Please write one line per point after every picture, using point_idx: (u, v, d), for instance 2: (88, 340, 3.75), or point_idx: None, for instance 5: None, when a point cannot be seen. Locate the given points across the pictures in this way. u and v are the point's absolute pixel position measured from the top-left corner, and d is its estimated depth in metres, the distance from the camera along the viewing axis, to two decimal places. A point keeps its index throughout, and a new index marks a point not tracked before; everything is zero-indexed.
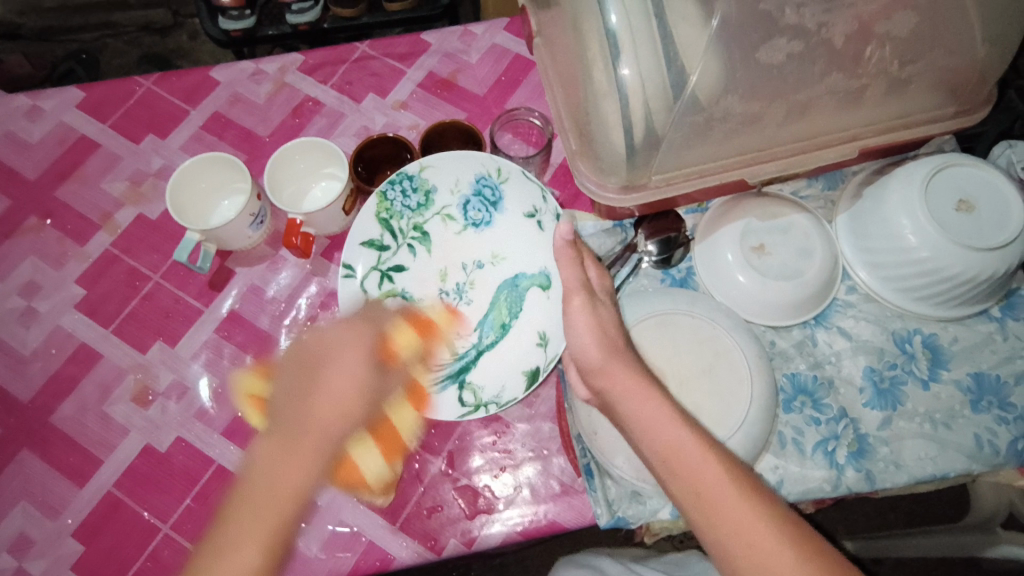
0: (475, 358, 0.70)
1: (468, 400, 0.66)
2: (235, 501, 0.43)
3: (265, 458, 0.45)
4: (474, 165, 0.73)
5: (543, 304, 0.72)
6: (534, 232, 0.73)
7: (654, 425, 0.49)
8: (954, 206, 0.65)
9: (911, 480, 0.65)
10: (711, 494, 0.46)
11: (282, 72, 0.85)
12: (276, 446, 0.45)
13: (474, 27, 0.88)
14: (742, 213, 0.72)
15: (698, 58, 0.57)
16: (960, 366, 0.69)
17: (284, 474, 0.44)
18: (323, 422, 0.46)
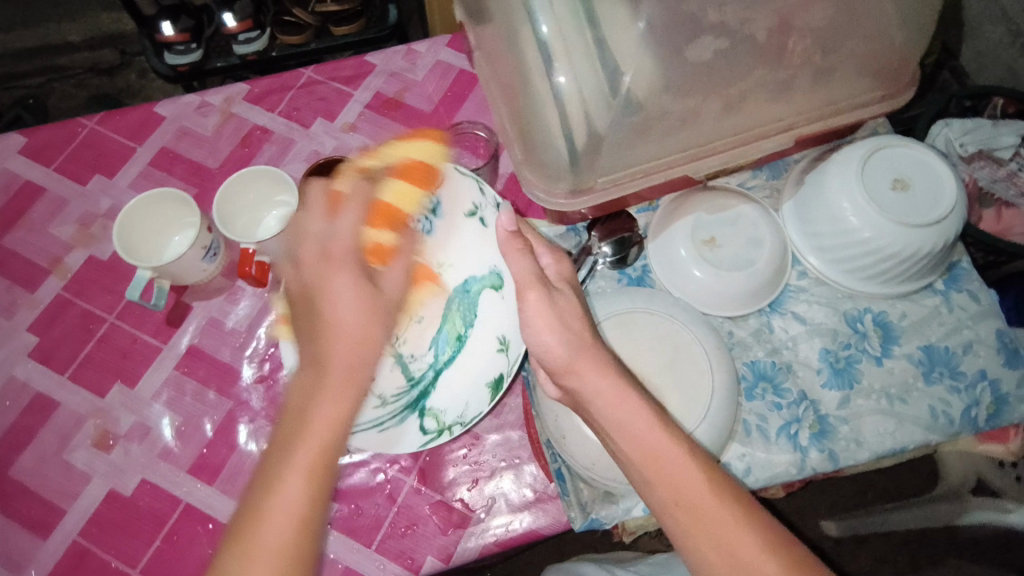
0: (432, 381, 0.67)
1: (431, 426, 0.64)
2: (289, 428, 0.47)
3: (265, 482, 0.45)
4: (407, 172, 0.71)
5: (498, 305, 0.70)
6: (479, 231, 0.71)
7: (637, 434, 0.49)
8: (890, 186, 0.67)
9: (873, 455, 0.66)
10: (691, 504, 0.47)
11: (228, 102, 0.85)
12: (307, 378, 0.49)
13: (417, 45, 0.89)
14: (691, 208, 0.73)
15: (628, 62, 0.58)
16: (910, 341, 0.71)
17: (299, 462, 0.45)
18: (346, 314, 0.52)
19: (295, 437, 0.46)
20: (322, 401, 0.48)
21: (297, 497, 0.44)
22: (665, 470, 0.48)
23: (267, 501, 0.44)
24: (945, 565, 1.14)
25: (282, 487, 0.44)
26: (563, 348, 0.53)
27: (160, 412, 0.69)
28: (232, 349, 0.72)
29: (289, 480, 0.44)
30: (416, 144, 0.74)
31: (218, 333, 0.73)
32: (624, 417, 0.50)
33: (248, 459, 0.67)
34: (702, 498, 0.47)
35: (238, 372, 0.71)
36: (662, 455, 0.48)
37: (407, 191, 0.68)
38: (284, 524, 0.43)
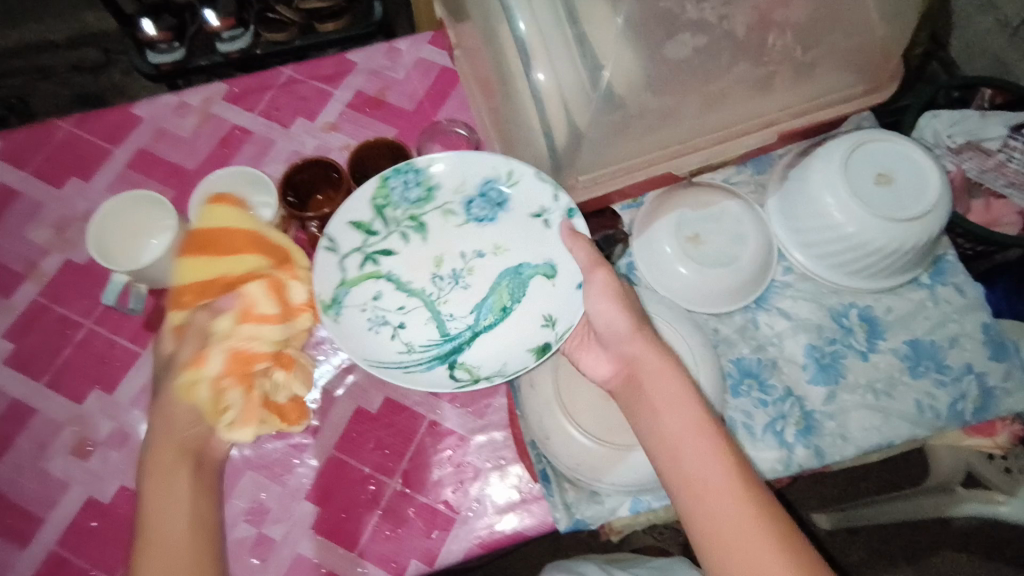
0: (468, 340, 0.67)
1: (463, 376, 0.65)
2: (148, 535, 0.51)
3: (155, 495, 0.53)
4: (486, 167, 0.70)
5: (549, 291, 0.68)
6: (540, 234, 0.68)
7: (670, 411, 0.50)
8: (873, 180, 0.68)
9: (859, 451, 0.66)
10: (699, 480, 0.47)
11: (207, 102, 0.84)
12: (161, 485, 0.53)
13: (398, 43, 0.88)
14: (676, 204, 0.73)
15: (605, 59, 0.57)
16: (896, 335, 0.70)
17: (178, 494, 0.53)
18: (186, 411, 0.58)
19: (175, 473, 0.54)
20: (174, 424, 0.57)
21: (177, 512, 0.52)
22: (680, 445, 0.48)
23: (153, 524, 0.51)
24: (938, 555, 1.14)
25: (166, 512, 0.52)
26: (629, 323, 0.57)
27: (139, 418, 0.68)
28: None
29: (174, 494, 0.53)
30: (224, 204, 0.64)
31: None
32: (669, 397, 0.51)
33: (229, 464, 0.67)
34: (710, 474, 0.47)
35: None
36: (680, 435, 0.49)
37: (201, 261, 0.61)
38: (184, 534, 0.51)
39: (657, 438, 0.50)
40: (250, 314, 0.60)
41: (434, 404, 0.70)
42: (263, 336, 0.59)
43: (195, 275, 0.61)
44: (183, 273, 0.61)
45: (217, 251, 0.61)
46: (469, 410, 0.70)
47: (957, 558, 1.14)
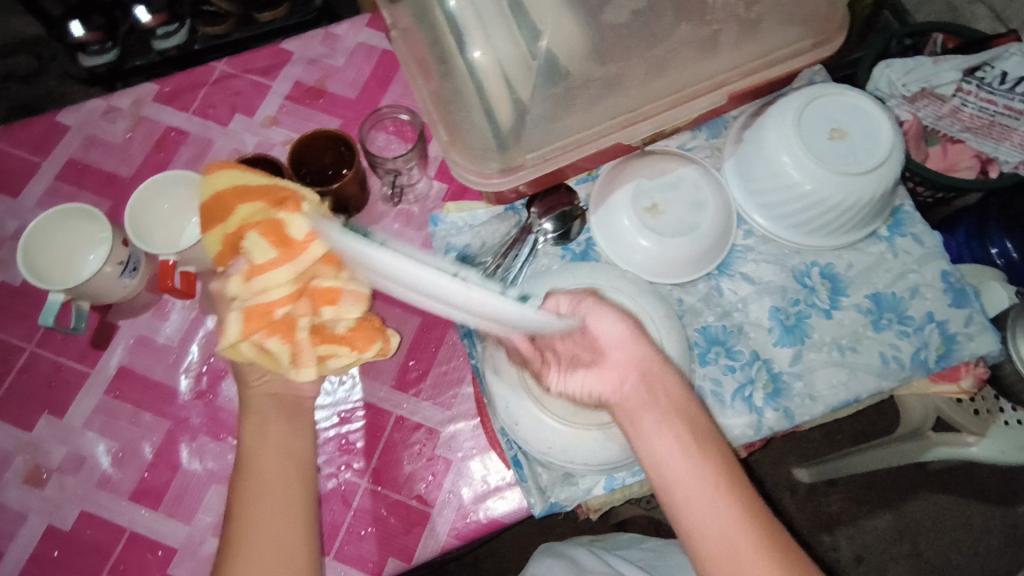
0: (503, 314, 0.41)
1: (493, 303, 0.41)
2: (247, 480, 0.51)
3: (246, 457, 0.51)
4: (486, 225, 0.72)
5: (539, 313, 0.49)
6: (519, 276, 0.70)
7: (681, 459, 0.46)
8: (826, 135, 0.67)
9: (828, 409, 0.66)
10: (711, 524, 0.44)
11: (137, 105, 0.80)
12: (258, 436, 0.53)
13: (335, 28, 0.84)
14: (631, 174, 0.71)
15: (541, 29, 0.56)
16: (859, 291, 0.70)
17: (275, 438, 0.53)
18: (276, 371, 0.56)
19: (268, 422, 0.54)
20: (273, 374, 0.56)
21: (275, 455, 0.52)
22: (691, 490, 0.45)
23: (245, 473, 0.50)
24: (916, 499, 1.17)
25: (260, 475, 0.50)
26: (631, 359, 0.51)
27: (94, 440, 0.66)
28: (165, 365, 0.68)
29: (270, 434, 0.53)
30: (220, 169, 0.57)
31: (149, 350, 0.69)
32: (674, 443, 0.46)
33: (193, 479, 0.64)
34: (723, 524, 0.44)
35: (174, 390, 0.67)
36: (691, 485, 0.45)
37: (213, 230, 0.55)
38: (282, 466, 0.51)
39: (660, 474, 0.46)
40: (259, 265, 0.50)
41: (401, 398, 0.69)
42: (286, 275, 0.50)
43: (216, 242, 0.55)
44: (210, 241, 0.56)
45: (227, 214, 0.55)
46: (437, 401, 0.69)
47: (935, 500, 1.16)
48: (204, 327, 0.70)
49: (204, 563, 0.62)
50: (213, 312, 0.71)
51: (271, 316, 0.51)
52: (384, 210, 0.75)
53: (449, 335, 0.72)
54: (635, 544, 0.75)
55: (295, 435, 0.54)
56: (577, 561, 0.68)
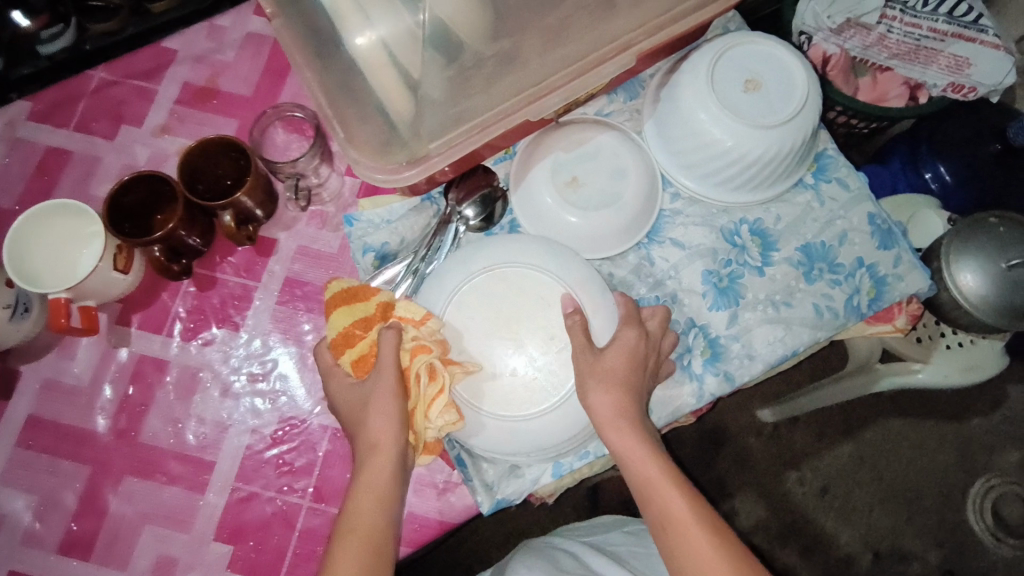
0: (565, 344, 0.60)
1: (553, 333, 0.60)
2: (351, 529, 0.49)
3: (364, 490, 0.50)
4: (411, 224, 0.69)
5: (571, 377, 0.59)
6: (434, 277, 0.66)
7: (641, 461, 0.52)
8: (741, 88, 0.64)
9: (767, 367, 0.65)
10: (679, 531, 0.50)
11: (11, 126, 0.73)
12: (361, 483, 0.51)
13: (220, 20, 0.78)
14: (548, 148, 0.68)
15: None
16: (788, 244, 0.69)
17: (382, 465, 0.51)
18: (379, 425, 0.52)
19: (375, 448, 0.51)
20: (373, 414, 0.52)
21: (387, 496, 0.51)
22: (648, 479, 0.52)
23: (351, 519, 0.50)
24: (875, 426, 1.20)
25: (369, 509, 0.50)
26: (604, 400, 0.54)
27: (11, 495, 0.62)
28: (79, 407, 0.64)
29: (374, 483, 0.51)
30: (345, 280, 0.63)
31: (58, 392, 0.65)
32: (630, 451, 0.53)
33: (123, 521, 0.62)
34: (692, 532, 0.50)
35: (91, 431, 0.64)
36: (683, 513, 0.50)
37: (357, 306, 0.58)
38: (380, 511, 0.50)
39: (639, 483, 0.52)
40: (415, 321, 0.57)
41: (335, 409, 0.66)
42: (436, 328, 0.58)
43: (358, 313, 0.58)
44: (338, 324, 0.58)
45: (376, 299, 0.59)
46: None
47: (893, 426, 1.20)
48: (115, 361, 0.66)
49: None
50: (124, 343, 0.67)
51: (417, 363, 0.54)
52: (294, 213, 0.71)
53: None
54: (618, 527, 0.76)
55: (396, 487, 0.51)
56: (554, 556, 0.66)
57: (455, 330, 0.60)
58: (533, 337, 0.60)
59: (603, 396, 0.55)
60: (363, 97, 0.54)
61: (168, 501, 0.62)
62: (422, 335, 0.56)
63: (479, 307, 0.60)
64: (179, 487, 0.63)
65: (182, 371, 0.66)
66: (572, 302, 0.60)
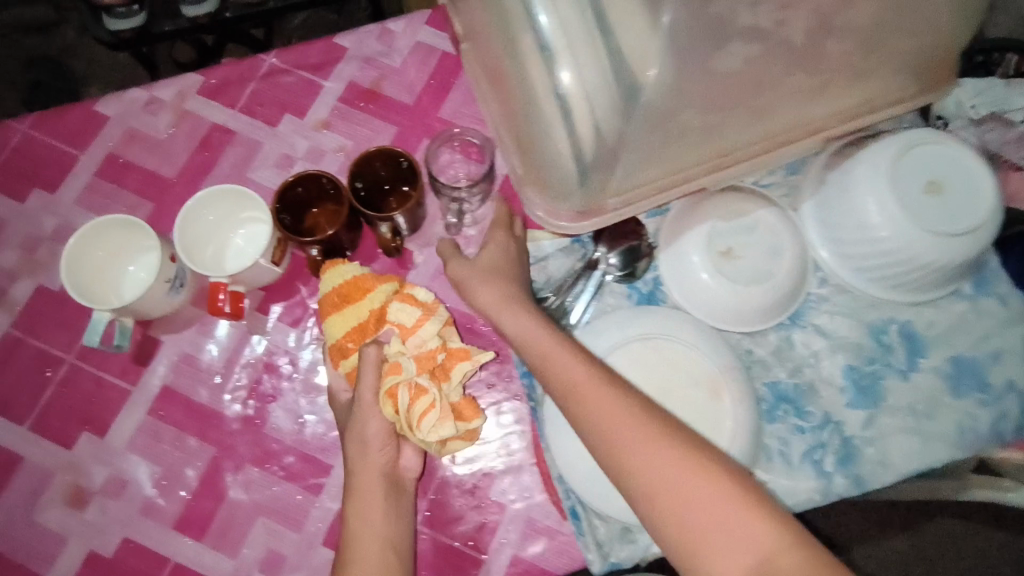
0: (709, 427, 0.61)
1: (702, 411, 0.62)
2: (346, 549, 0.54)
3: (358, 491, 0.56)
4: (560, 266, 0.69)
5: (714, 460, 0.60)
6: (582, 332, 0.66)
7: (644, 458, 0.44)
8: (922, 189, 0.62)
9: (899, 477, 0.63)
10: (666, 473, 0.43)
11: (181, 97, 0.74)
12: (358, 502, 0.56)
13: (392, 24, 0.78)
14: (706, 213, 0.67)
15: (652, 53, 0.48)
16: (937, 353, 0.67)
17: (372, 471, 0.57)
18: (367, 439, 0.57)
19: (365, 455, 0.57)
20: (356, 428, 0.58)
21: (376, 509, 0.56)
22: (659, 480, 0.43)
23: (352, 519, 0.55)
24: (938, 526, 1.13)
25: (369, 516, 0.55)
26: (585, 412, 0.48)
27: (136, 463, 0.64)
28: (210, 388, 0.66)
29: (363, 504, 0.56)
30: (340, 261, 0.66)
31: (193, 370, 0.66)
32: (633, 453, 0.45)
33: (237, 509, 0.63)
34: (695, 504, 0.42)
35: (219, 414, 0.65)
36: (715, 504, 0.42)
37: (346, 312, 0.61)
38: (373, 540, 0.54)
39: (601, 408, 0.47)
40: (406, 330, 0.60)
41: None
42: (426, 337, 0.60)
43: (348, 322, 0.61)
44: (333, 331, 0.62)
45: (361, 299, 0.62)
46: (481, 434, 0.66)
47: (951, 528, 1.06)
48: (251, 349, 0.67)
49: None
50: (259, 331, 0.67)
51: (392, 384, 0.57)
52: (439, 232, 0.72)
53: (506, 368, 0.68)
54: None
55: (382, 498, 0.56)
56: None
57: None
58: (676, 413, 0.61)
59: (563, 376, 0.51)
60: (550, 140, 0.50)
61: (282, 498, 0.63)
62: (407, 351, 0.60)
63: (630, 373, 0.62)
64: (294, 485, 0.63)
65: (310, 370, 0.67)
66: (718, 387, 0.62)
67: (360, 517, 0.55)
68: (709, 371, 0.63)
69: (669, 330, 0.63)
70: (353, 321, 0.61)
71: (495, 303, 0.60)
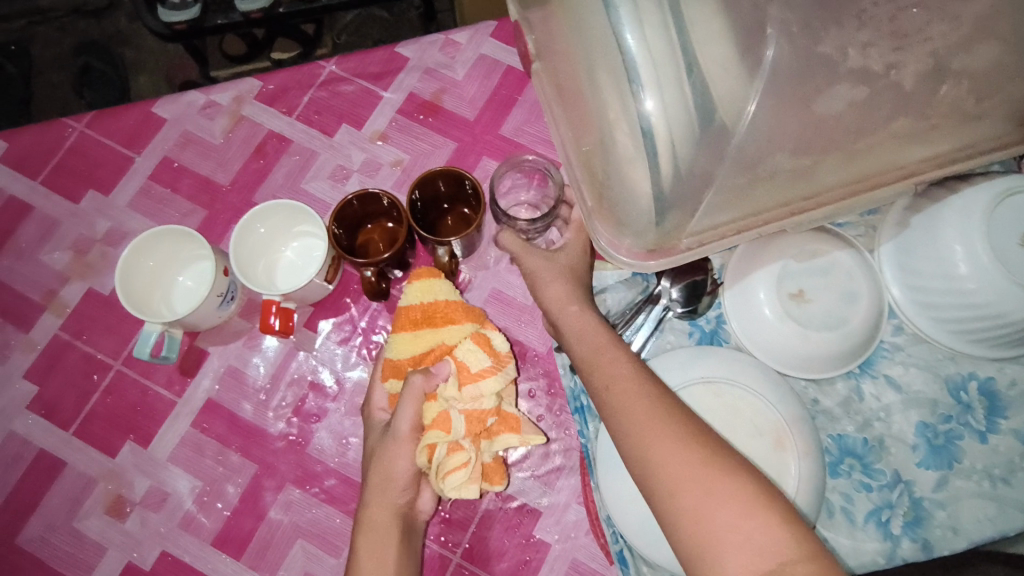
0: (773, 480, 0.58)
1: (766, 463, 0.58)
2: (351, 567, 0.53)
3: (370, 527, 0.54)
4: (624, 298, 0.67)
5: None
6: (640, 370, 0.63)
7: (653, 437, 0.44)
8: (1020, 241, 0.58)
9: (970, 545, 0.60)
10: (675, 463, 0.43)
11: (238, 102, 0.73)
12: (369, 533, 0.54)
13: (456, 35, 0.75)
14: (778, 253, 0.63)
15: (749, 90, 0.45)
16: (1019, 415, 0.62)
17: (389, 501, 0.55)
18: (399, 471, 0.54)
19: (388, 482, 0.55)
20: (388, 460, 0.55)
21: (389, 549, 0.53)
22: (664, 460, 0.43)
23: (359, 556, 0.53)
24: None
25: (381, 560, 0.52)
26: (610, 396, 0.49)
27: (177, 475, 0.63)
28: (255, 404, 0.64)
29: (375, 542, 0.53)
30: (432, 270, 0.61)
31: (239, 384, 0.65)
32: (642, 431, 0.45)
33: (278, 530, 0.61)
34: (714, 486, 0.41)
35: (262, 431, 0.64)
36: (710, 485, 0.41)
37: (418, 336, 0.57)
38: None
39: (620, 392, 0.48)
40: (467, 376, 0.56)
41: None
42: (484, 393, 0.55)
43: (416, 345, 0.58)
44: (398, 345, 0.58)
45: (436, 327, 0.58)
46: (528, 469, 0.64)
47: None
48: (298, 366, 0.65)
49: None
50: (307, 348, 0.66)
51: (432, 437, 0.53)
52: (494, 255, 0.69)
53: (558, 401, 0.66)
54: None
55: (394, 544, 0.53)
56: None
57: None
58: None
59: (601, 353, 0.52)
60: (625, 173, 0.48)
61: (323, 522, 0.62)
62: (458, 401, 0.55)
63: None
64: (335, 509, 0.62)
65: (355, 391, 0.65)
66: (784, 438, 0.59)
67: (368, 550, 0.53)
68: (773, 421, 0.59)
69: (732, 377, 0.60)
70: (420, 349, 0.57)
71: (553, 294, 0.59)
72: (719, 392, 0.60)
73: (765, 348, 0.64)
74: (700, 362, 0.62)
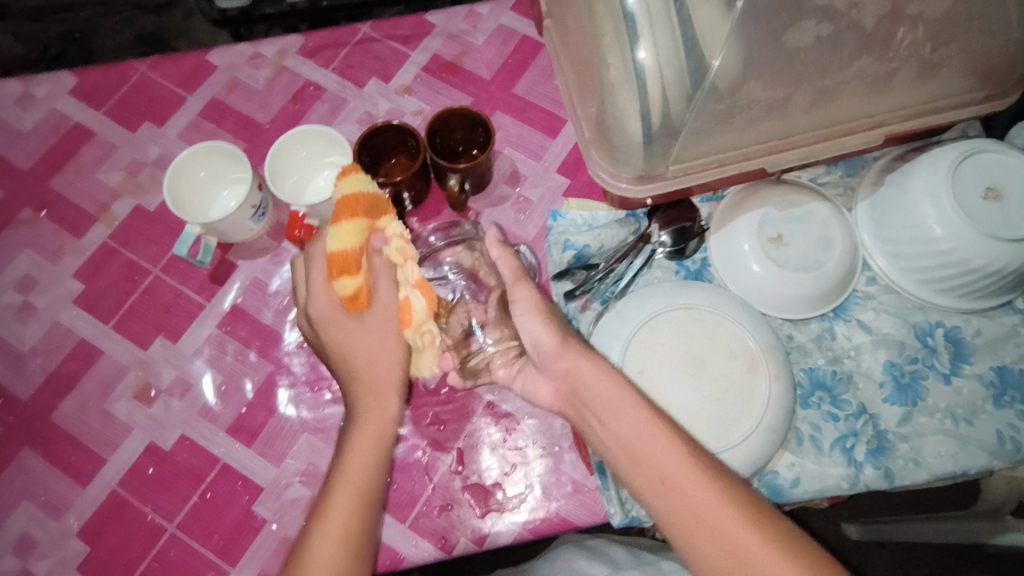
0: (744, 404, 0.61)
1: (741, 386, 0.62)
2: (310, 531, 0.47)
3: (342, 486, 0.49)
4: (619, 236, 0.73)
5: (743, 432, 0.60)
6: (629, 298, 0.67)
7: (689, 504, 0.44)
8: (981, 195, 0.61)
9: (931, 477, 0.63)
10: (726, 538, 0.42)
11: (281, 55, 0.82)
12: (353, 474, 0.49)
13: (479, 7, 0.84)
14: (760, 201, 0.68)
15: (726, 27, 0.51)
16: (983, 360, 0.67)
17: (367, 439, 0.51)
18: (376, 369, 0.53)
19: (378, 395, 0.52)
20: (356, 340, 0.54)
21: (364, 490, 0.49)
22: (707, 521, 0.43)
23: (344, 460, 0.50)
24: None
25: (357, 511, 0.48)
26: (640, 449, 0.47)
27: (201, 368, 0.69)
28: (275, 311, 0.71)
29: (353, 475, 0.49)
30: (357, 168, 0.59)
31: (261, 294, 0.72)
32: (678, 498, 0.44)
33: (286, 424, 0.67)
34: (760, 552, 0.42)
35: (279, 336, 0.70)
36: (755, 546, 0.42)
37: (345, 227, 0.55)
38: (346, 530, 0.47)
39: (699, 526, 0.43)
40: (404, 253, 0.56)
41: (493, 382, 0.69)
42: (421, 319, 0.54)
43: (343, 240, 0.55)
44: (338, 236, 0.55)
45: (362, 216, 0.56)
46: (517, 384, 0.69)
47: None
48: None
49: (287, 506, 0.65)
50: None
51: (415, 311, 0.54)
52: (502, 196, 0.77)
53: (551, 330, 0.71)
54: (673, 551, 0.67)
55: (393, 407, 0.53)
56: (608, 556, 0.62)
57: (643, 354, 0.63)
58: (711, 382, 0.62)
59: (644, 457, 0.46)
60: (620, 110, 0.52)
61: (328, 419, 0.67)
62: (403, 281, 0.55)
63: (671, 339, 0.64)
64: (339, 408, 0.67)
65: None
66: (758, 364, 0.63)
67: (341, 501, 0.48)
68: (747, 348, 0.63)
69: (711, 300, 0.65)
70: (350, 250, 0.54)
71: (560, 353, 0.54)
72: (695, 314, 0.65)
73: (742, 286, 0.68)
74: (680, 291, 0.66)
